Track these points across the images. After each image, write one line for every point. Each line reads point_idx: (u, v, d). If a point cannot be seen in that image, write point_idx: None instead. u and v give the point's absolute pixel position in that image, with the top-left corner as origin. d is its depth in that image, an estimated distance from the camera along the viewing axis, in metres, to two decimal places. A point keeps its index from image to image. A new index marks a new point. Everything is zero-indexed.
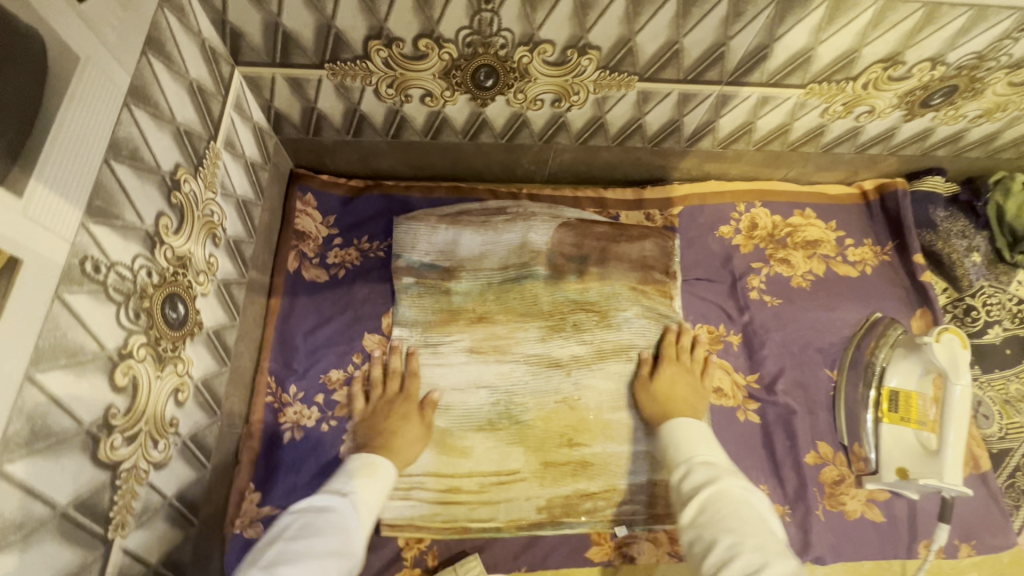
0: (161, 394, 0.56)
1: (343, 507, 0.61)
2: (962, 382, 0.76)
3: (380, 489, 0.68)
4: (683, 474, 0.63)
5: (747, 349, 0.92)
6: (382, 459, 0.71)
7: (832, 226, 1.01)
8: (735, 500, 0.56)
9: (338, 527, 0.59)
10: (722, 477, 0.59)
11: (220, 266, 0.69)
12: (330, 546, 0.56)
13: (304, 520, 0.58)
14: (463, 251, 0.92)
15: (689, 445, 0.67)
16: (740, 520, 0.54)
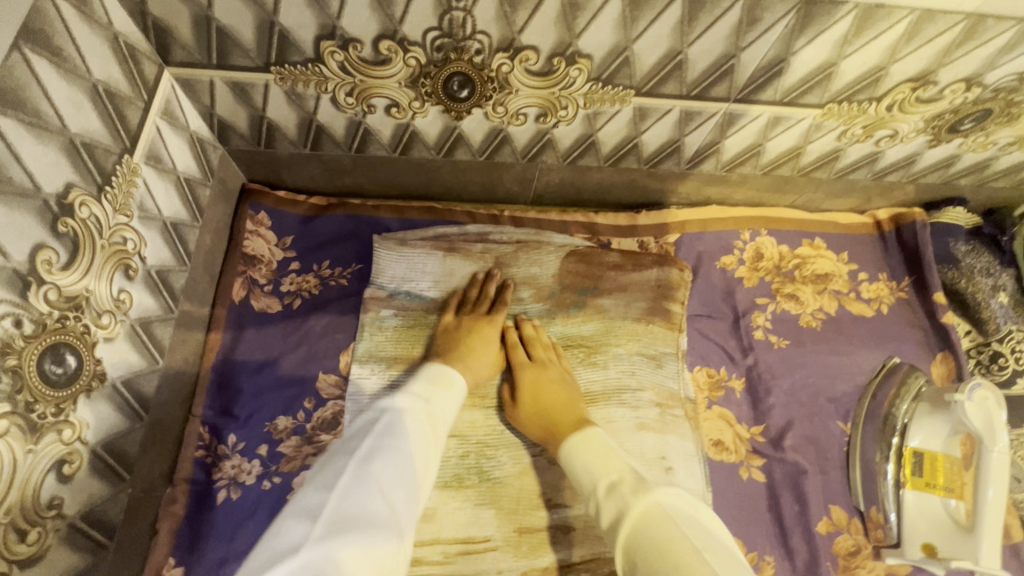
0: (36, 471, 0.45)
1: (419, 413, 0.58)
2: (997, 448, 0.66)
3: (453, 401, 0.64)
4: (603, 505, 0.56)
5: (752, 397, 0.82)
6: (457, 371, 0.63)
7: (844, 259, 0.92)
8: (653, 521, 0.51)
9: (423, 434, 0.57)
10: (631, 504, 0.53)
11: (135, 302, 0.58)
12: (416, 448, 0.55)
13: (393, 417, 0.56)
14: (443, 280, 0.83)
15: (593, 472, 0.60)
16: (660, 552, 0.48)
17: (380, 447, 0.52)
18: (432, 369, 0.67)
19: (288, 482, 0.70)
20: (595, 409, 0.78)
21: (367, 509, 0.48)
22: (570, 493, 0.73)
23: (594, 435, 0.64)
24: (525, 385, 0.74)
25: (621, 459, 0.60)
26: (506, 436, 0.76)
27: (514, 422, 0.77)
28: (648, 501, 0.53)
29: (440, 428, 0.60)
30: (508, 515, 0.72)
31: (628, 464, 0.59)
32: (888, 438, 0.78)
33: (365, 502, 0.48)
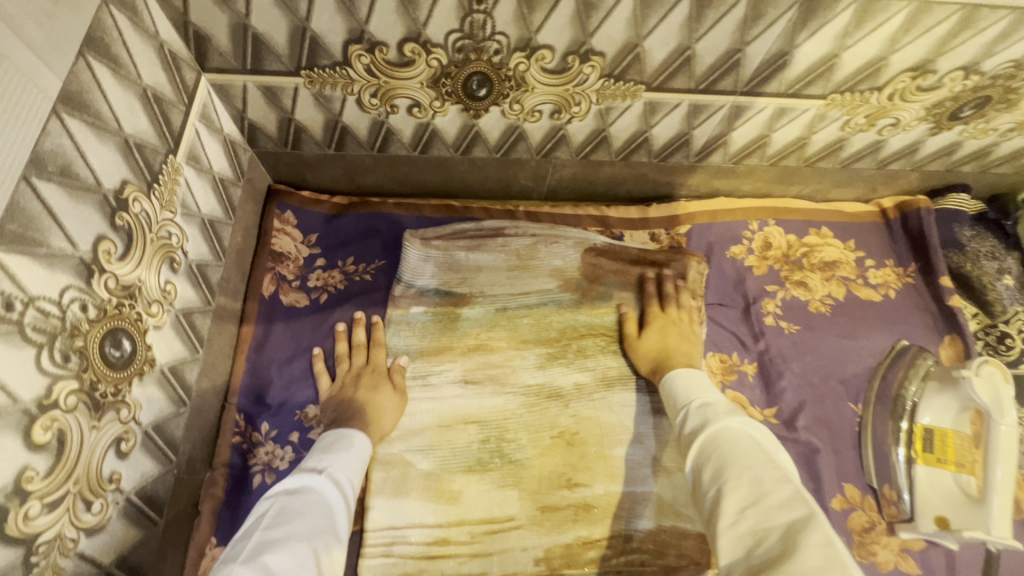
0: (97, 447, 0.48)
1: (321, 486, 0.58)
2: (1007, 422, 0.68)
3: (358, 462, 0.65)
4: (683, 418, 0.61)
5: (764, 381, 0.85)
6: (353, 429, 0.68)
7: (851, 247, 0.95)
8: (726, 438, 0.52)
9: (316, 508, 0.56)
10: (716, 418, 0.56)
11: (179, 293, 0.61)
12: (315, 528, 0.53)
13: (279, 505, 0.55)
14: (471, 275, 0.86)
15: (691, 391, 0.64)
16: (742, 453, 0.49)
17: (277, 533, 0.51)
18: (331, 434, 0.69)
19: None
20: (614, 393, 0.81)
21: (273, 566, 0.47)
22: (590, 473, 0.76)
23: (701, 378, 0.67)
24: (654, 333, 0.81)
25: (717, 394, 0.63)
26: (526, 420, 0.79)
27: (533, 406, 0.80)
28: (722, 420, 0.55)
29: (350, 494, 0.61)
30: (531, 496, 0.74)
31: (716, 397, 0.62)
32: (899, 418, 0.80)
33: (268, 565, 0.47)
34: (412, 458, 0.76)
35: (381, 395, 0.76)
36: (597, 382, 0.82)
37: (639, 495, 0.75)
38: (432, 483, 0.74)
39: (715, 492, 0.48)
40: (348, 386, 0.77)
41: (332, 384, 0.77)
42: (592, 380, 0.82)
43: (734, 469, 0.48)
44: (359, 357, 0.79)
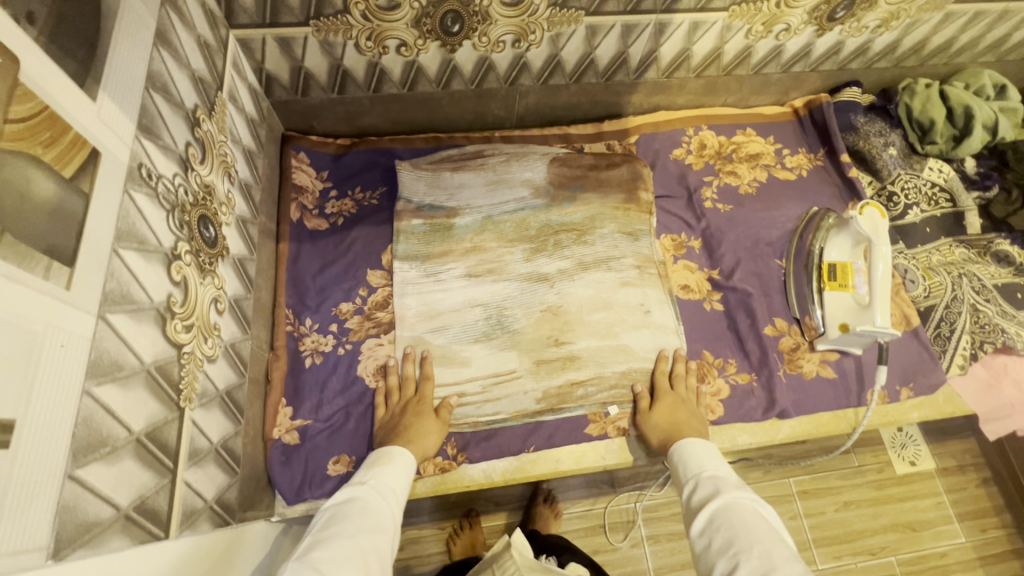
0: (205, 299, 0.65)
1: (365, 495, 0.69)
2: (882, 247, 0.88)
3: (401, 473, 0.75)
4: (692, 489, 0.71)
5: (707, 250, 1.05)
6: (394, 447, 0.77)
7: (771, 140, 1.15)
8: (732, 509, 0.64)
9: (363, 511, 0.66)
10: (727, 490, 0.67)
11: (237, 203, 0.78)
12: (357, 527, 0.63)
13: (329, 513, 0.66)
14: (462, 190, 1.04)
15: (701, 463, 0.74)
16: (748, 530, 0.60)
17: (326, 534, 0.61)
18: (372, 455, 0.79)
19: (357, 347, 0.92)
20: (588, 273, 1.00)
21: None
22: (574, 332, 0.95)
23: (701, 445, 0.78)
24: (665, 408, 0.88)
25: (727, 468, 0.73)
26: (518, 298, 0.98)
27: (525, 287, 0.98)
28: (727, 494, 0.67)
29: (392, 497, 0.71)
30: (528, 353, 0.93)
31: (724, 470, 0.73)
32: (813, 263, 1.00)
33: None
34: (430, 337, 0.93)
35: (428, 428, 0.83)
36: (576, 266, 1.01)
37: (614, 345, 0.94)
38: (446, 354, 0.92)
39: (728, 559, 0.59)
40: (394, 410, 0.85)
41: (389, 409, 0.85)
42: (573, 264, 1.01)
43: (744, 541, 0.59)
44: (408, 391, 0.88)
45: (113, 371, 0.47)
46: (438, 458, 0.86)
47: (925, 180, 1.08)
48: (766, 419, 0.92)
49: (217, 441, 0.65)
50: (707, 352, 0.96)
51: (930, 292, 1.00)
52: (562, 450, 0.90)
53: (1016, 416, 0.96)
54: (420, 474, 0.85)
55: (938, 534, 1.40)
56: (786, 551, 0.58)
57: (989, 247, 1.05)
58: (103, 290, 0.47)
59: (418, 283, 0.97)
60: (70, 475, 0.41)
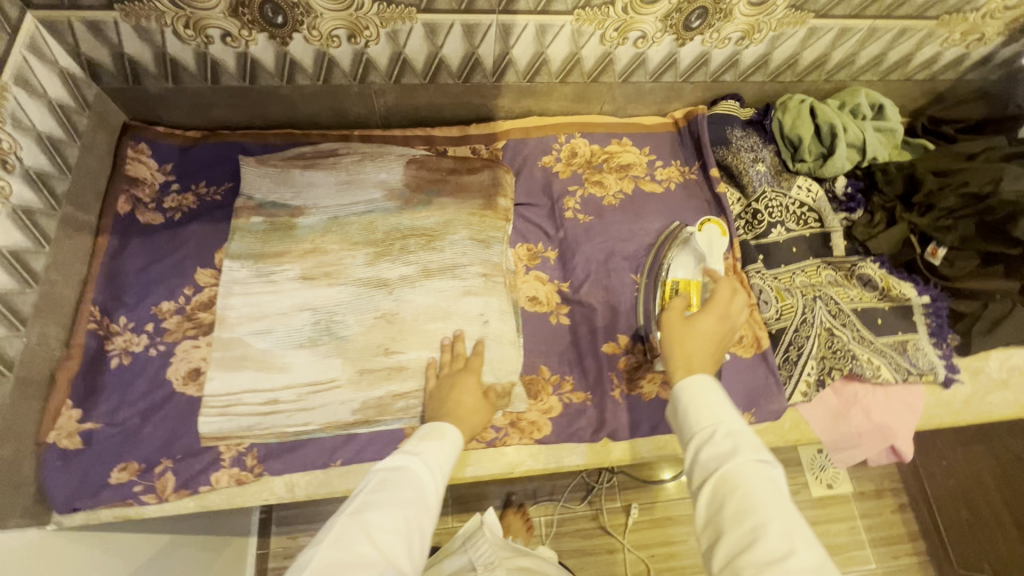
0: None
1: (416, 466, 0.64)
2: (715, 264, 0.88)
3: (450, 450, 0.69)
4: (700, 443, 0.59)
5: (562, 262, 1.01)
6: (447, 423, 0.71)
7: (645, 151, 1.12)
8: (746, 479, 0.53)
9: (416, 484, 0.62)
10: (744, 450, 0.56)
11: (15, 193, 0.76)
12: (405, 499, 0.59)
13: (381, 476, 0.61)
14: (312, 189, 1.01)
15: (699, 411, 0.61)
16: (768, 506, 0.51)
17: (377, 498, 0.59)
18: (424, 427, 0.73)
19: (171, 348, 0.88)
20: (431, 280, 0.97)
21: (356, 555, 0.53)
22: (404, 342, 0.91)
23: (708, 384, 0.63)
24: (677, 332, 0.72)
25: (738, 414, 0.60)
26: (354, 304, 0.94)
27: (362, 293, 0.95)
28: (742, 460, 0.55)
29: (443, 473, 0.66)
30: (352, 361, 0.89)
31: (741, 419, 0.60)
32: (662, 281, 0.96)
33: (352, 550, 0.53)
34: (251, 340, 0.89)
35: (465, 399, 0.81)
36: (420, 273, 0.97)
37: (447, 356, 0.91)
38: (266, 359, 0.88)
39: (748, 528, 0.50)
40: (444, 383, 0.85)
41: (440, 378, 0.86)
42: (416, 270, 0.97)
43: (766, 522, 0.50)
44: (460, 363, 0.88)
45: None
46: (234, 469, 0.81)
47: (792, 199, 1.05)
48: (596, 439, 0.89)
49: None
50: (544, 368, 0.93)
51: (782, 314, 0.97)
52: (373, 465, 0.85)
53: (863, 447, 0.94)
54: (212, 486, 0.80)
55: (850, 559, 1.37)
56: (808, 542, 0.49)
57: (854, 270, 1.01)
58: None
59: (247, 283, 0.93)
60: None
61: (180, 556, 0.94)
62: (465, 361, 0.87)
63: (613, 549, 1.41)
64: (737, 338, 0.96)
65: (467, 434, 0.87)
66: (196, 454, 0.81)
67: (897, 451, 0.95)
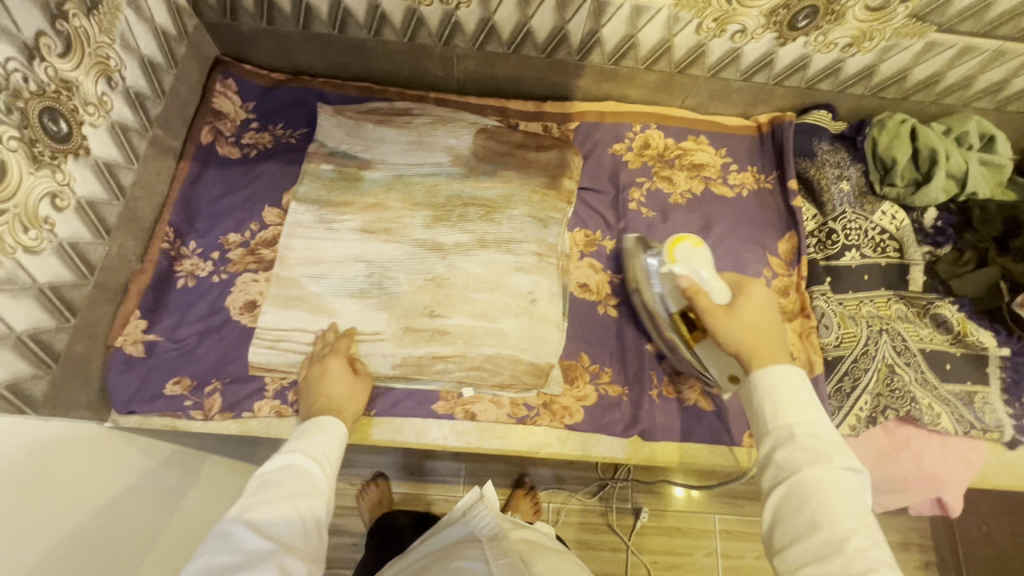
0: (33, 191, 0.65)
1: (301, 459, 0.69)
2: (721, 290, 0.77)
3: (335, 439, 0.74)
4: (779, 443, 0.60)
5: (619, 253, 0.99)
6: (326, 415, 0.76)
7: (721, 153, 1.07)
8: (841, 493, 0.55)
9: (298, 475, 0.68)
10: (828, 458, 0.57)
11: (115, 108, 0.78)
12: (293, 491, 0.65)
13: (263, 476, 0.67)
14: (382, 146, 1.02)
15: (786, 412, 0.61)
16: (844, 514, 0.54)
17: (264, 496, 0.64)
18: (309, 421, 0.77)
19: (233, 278, 0.92)
20: (485, 252, 0.97)
21: (248, 544, 0.59)
22: (450, 308, 0.92)
23: (790, 378, 0.63)
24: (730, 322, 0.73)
25: (824, 416, 0.61)
26: (407, 263, 0.95)
27: (417, 254, 0.96)
28: (829, 466, 0.56)
29: (329, 463, 0.72)
30: (398, 318, 0.91)
31: (824, 423, 0.60)
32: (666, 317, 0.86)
33: (244, 542, 0.60)
34: (306, 282, 0.92)
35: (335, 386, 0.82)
36: (475, 242, 0.98)
37: (489, 329, 0.91)
38: (318, 303, 0.91)
39: (825, 538, 0.53)
40: (313, 365, 0.85)
41: (308, 363, 0.86)
42: (472, 240, 0.97)
43: (850, 533, 0.53)
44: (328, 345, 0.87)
45: None
46: (276, 401, 0.84)
47: (873, 224, 0.98)
48: (626, 436, 0.87)
49: (20, 329, 0.66)
50: (584, 356, 0.92)
51: (842, 342, 0.92)
52: (405, 420, 0.87)
53: (909, 492, 0.91)
54: (254, 413, 0.84)
55: None
56: (873, 548, 0.52)
57: (928, 308, 0.95)
58: None
59: (309, 227, 0.95)
60: None
61: (211, 471, 0.99)
62: (333, 343, 0.86)
63: (616, 548, 1.40)
64: None
65: (500, 408, 0.88)
66: (245, 381, 0.85)
67: (944, 504, 0.91)
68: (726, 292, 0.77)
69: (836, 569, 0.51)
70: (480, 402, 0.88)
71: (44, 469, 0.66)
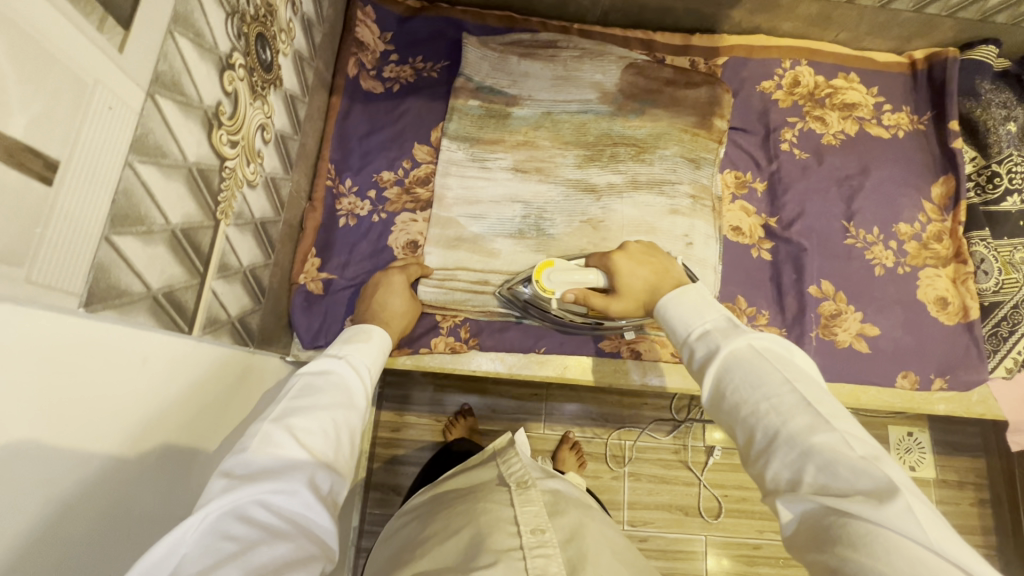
0: (253, 121, 0.64)
1: (342, 370, 0.60)
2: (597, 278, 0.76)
3: (375, 352, 0.68)
4: (691, 352, 0.57)
5: (770, 196, 0.98)
6: (370, 326, 0.70)
7: (874, 92, 1.03)
8: (737, 372, 0.51)
9: (339, 387, 0.58)
10: (722, 345, 0.53)
11: (296, 35, 0.75)
12: (336, 400, 0.56)
13: (304, 380, 0.57)
14: (528, 81, 0.98)
15: (688, 320, 0.58)
16: (759, 386, 0.49)
17: (304, 403, 0.54)
18: (350, 331, 0.72)
19: (392, 218, 0.91)
20: (639, 194, 0.94)
21: (288, 452, 0.49)
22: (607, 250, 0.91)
23: (691, 292, 0.61)
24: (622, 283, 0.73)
25: (720, 312, 0.58)
26: (562, 204, 0.94)
27: (570, 195, 0.95)
28: (737, 347, 0.52)
29: (366, 375, 0.64)
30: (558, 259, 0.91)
31: (719, 316, 0.57)
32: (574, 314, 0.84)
33: (283, 447, 0.49)
34: (466, 223, 0.91)
35: (393, 299, 0.81)
36: (627, 184, 0.95)
37: None
38: (477, 243, 0.91)
39: (768, 427, 0.47)
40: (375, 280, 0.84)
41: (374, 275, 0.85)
42: (624, 181, 0.95)
43: (781, 411, 0.47)
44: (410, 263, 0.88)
45: (153, 153, 0.46)
46: (450, 338, 0.87)
47: None
48: None
49: (246, 264, 0.66)
50: (741, 298, 0.92)
51: (1001, 288, 0.93)
52: (573, 358, 0.89)
53: None
54: (430, 348, 0.87)
55: None
56: (795, 398, 0.47)
57: None
58: (156, 68, 0.45)
59: (463, 166, 0.94)
60: (107, 239, 0.41)
61: None
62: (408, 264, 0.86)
63: (690, 483, 1.31)
64: (943, 303, 0.93)
65: (664, 347, 0.89)
66: (419, 317, 0.88)
67: None
68: (601, 274, 0.77)
69: (774, 444, 0.46)
70: (645, 341, 0.89)
71: (234, 382, 0.64)
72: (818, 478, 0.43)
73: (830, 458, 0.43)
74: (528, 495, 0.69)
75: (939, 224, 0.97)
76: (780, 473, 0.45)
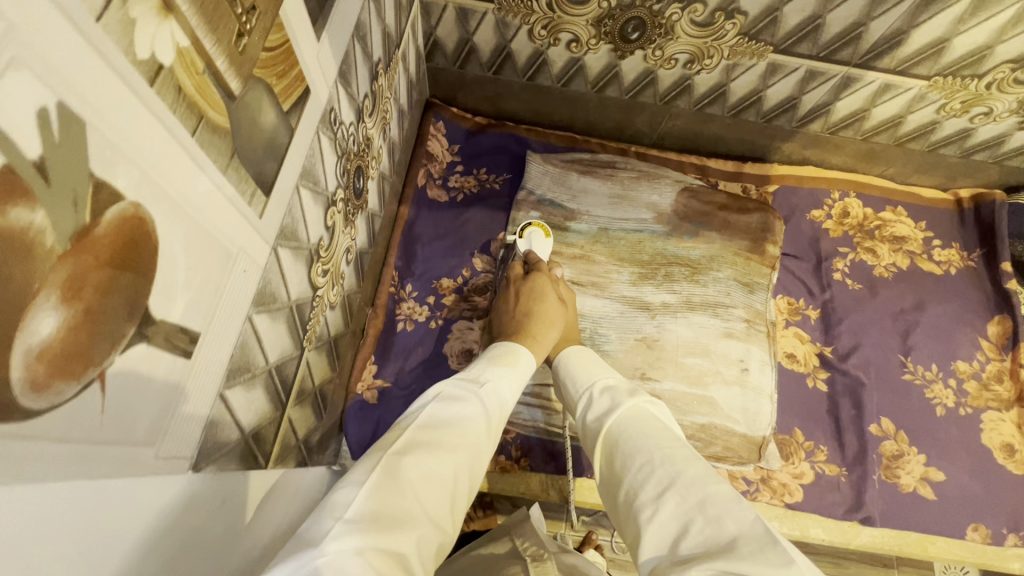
0: (342, 244, 0.67)
1: (479, 400, 0.53)
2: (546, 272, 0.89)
3: (517, 382, 0.61)
4: (587, 405, 0.61)
5: (824, 324, 0.98)
6: (521, 353, 0.63)
7: (922, 226, 1.05)
8: (632, 426, 0.53)
9: (473, 421, 0.51)
10: (623, 402, 0.57)
11: (382, 157, 0.79)
12: (466, 439, 0.48)
13: (435, 406, 0.50)
14: (587, 198, 1.02)
15: (587, 373, 0.65)
16: (648, 438, 0.50)
17: (430, 438, 0.46)
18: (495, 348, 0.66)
19: (448, 324, 0.92)
20: (692, 314, 0.93)
21: (405, 499, 0.40)
22: (661, 371, 0.88)
23: (585, 353, 0.70)
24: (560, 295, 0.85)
25: (611, 372, 0.64)
26: (616, 320, 0.94)
27: (626, 311, 0.94)
28: (633, 405, 0.56)
29: (501, 412, 0.56)
30: None
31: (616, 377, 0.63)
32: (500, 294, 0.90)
33: (401, 491, 0.40)
34: None
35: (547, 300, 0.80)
36: (681, 303, 0.94)
37: (704, 397, 0.87)
38: None
39: (658, 480, 0.46)
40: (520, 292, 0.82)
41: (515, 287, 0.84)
42: (678, 300, 0.94)
43: (665, 464, 0.46)
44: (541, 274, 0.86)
45: (268, 301, 0.47)
46: (501, 456, 0.85)
47: None
48: (847, 518, 0.85)
49: (317, 383, 0.67)
50: (798, 431, 0.90)
51: None
52: None
53: None
54: None
55: None
56: (686, 451, 0.48)
57: None
58: (282, 223, 0.47)
59: None
60: (220, 395, 0.42)
61: None
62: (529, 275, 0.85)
63: None
64: (1010, 450, 0.90)
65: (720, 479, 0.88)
66: None
67: None
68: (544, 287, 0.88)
69: (664, 495, 0.44)
70: None
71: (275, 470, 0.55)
72: (704, 532, 0.40)
73: (721, 516, 0.41)
74: (544, 568, 0.61)
75: (999, 362, 0.96)
76: (668, 525, 0.43)
